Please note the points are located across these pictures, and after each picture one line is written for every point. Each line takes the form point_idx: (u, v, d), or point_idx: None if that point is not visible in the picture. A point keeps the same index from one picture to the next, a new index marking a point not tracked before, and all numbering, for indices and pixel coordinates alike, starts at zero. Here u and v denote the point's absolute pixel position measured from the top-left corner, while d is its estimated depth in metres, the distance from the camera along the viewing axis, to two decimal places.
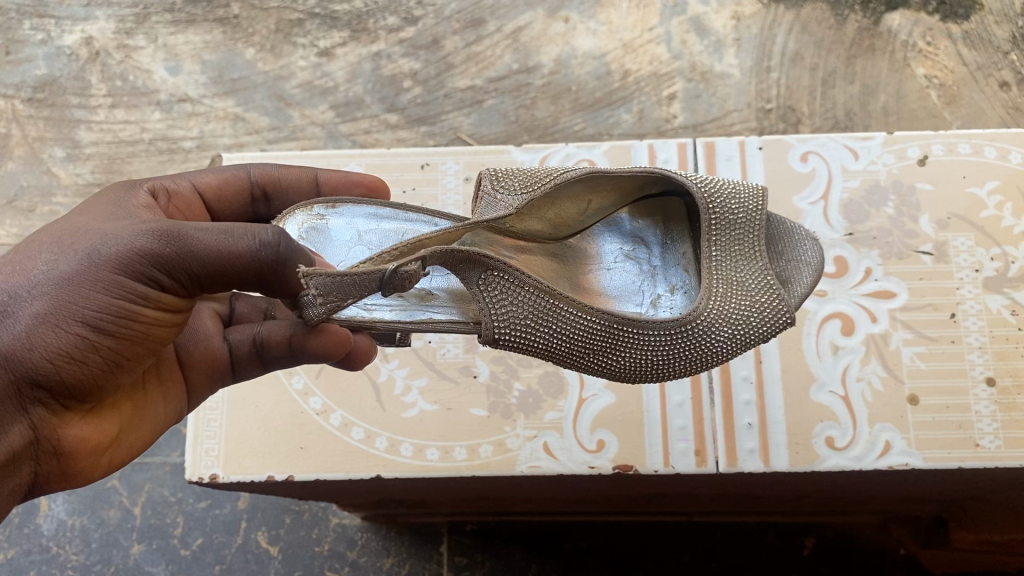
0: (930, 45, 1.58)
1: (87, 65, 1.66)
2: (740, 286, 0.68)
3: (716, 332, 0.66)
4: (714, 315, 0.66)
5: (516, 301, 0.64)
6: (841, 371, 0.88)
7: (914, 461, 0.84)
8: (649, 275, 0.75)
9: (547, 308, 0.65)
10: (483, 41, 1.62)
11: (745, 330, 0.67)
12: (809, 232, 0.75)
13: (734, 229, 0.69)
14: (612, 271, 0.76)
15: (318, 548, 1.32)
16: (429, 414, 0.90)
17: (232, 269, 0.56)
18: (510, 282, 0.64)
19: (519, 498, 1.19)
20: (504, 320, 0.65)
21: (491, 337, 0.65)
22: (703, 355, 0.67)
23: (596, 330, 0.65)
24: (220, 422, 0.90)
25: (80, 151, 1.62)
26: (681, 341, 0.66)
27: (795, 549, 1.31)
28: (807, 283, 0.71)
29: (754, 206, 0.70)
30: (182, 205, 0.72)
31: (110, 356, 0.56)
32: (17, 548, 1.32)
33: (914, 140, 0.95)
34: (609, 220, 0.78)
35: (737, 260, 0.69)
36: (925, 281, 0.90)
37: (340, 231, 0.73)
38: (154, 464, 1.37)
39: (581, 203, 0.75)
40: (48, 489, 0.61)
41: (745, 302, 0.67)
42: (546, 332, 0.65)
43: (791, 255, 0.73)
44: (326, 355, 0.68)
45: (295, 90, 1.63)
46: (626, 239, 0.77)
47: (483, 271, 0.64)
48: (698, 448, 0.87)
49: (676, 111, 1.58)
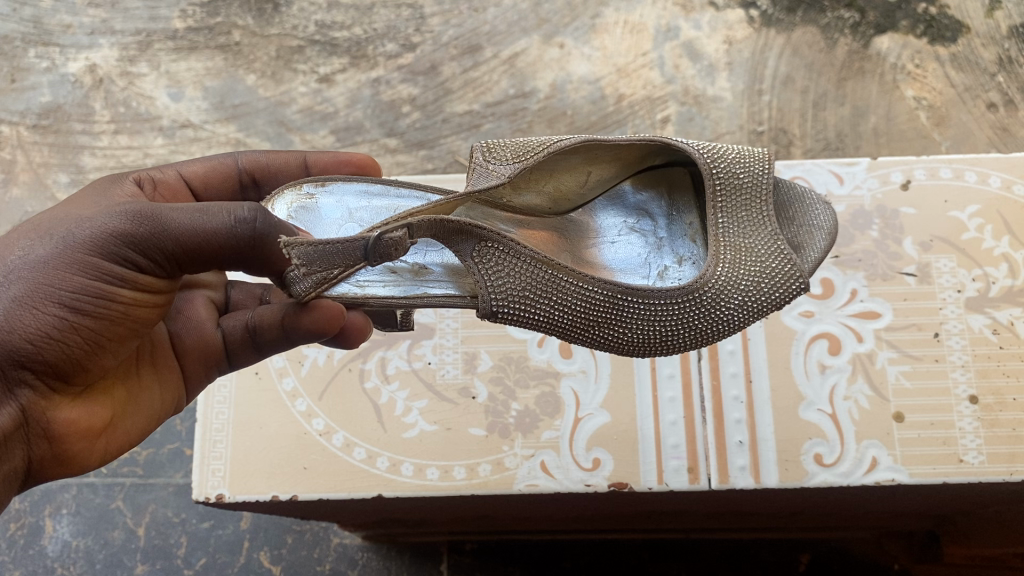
0: (918, 68, 1.62)
1: (90, 93, 1.70)
2: (748, 252, 0.70)
3: (725, 299, 0.69)
4: (722, 283, 0.69)
5: (513, 272, 0.67)
6: (829, 389, 0.91)
7: (900, 477, 0.87)
8: (655, 247, 0.78)
9: (549, 279, 0.67)
10: (480, 66, 1.67)
11: (756, 294, 0.69)
12: (821, 196, 0.78)
13: (740, 195, 0.72)
14: (617, 244, 0.79)
15: (319, 568, 1.34)
16: (429, 434, 0.93)
17: (208, 246, 0.57)
18: (506, 252, 0.67)
19: (516, 516, 1.22)
20: (501, 293, 0.67)
21: (489, 310, 0.67)
22: (714, 323, 0.69)
23: (597, 300, 0.68)
24: (226, 443, 0.93)
25: (83, 176, 1.64)
26: (689, 309, 0.68)
27: (790, 565, 1.33)
28: (821, 248, 0.74)
29: (760, 170, 0.73)
30: (170, 193, 0.76)
31: (90, 337, 0.58)
32: (21, 569, 1.34)
33: (897, 165, 0.98)
34: (613, 193, 0.81)
35: (746, 226, 0.72)
36: (908, 302, 0.93)
37: (332, 211, 0.75)
38: (157, 485, 1.39)
39: (580, 175, 0.78)
40: (41, 476, 0.63)
41: (754, 268, 0.70)
42: (547, 303, 0.68)
43: (802, 220, 0.75)
44: (320, 334, 0.68)
45: (296, 116, 1.66)
46: (628, 213, 0.80)
47: (477, 241, 0.67)
48: (690, 466, 0.90)
49: (669, 134, 1.61)
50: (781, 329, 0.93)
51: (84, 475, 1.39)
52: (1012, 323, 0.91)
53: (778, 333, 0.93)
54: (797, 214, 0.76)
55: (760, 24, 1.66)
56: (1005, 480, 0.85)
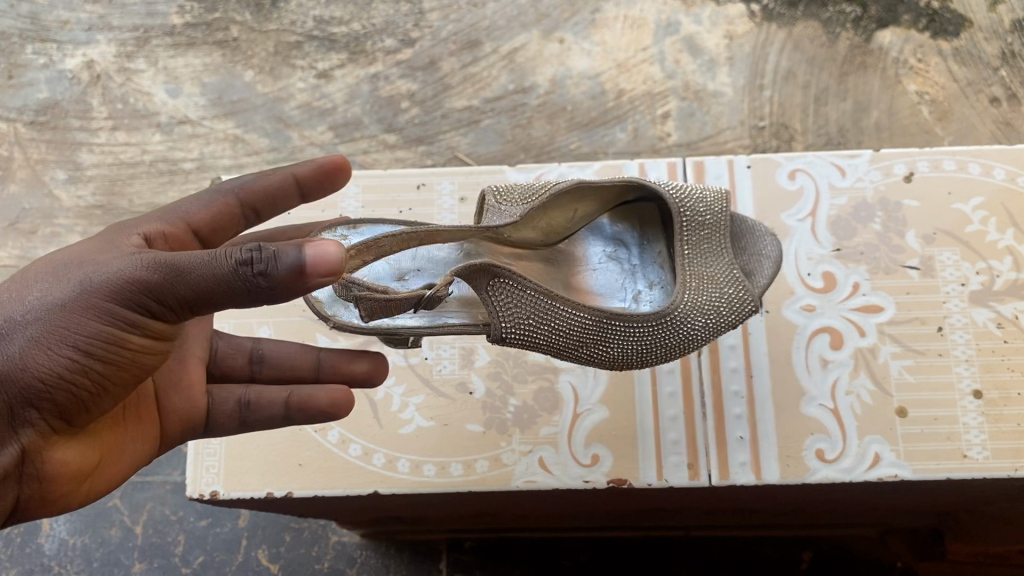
0: (921, 62, 1.61)
1: (88, 89, 1.68)
2: (711, 280, 0.74)
3: (692, 322, 0.72)
4: (690, 306, 0.72)
5: (518, 300, 0.70)
6: (830, 384, 0.89)
7: (903, 473, 0.86)
8: (629, 274, 0.80)
9: (548, 307, 0.71)
10: (479, 62, 1.65)
11: (719, 317, 0.73)
12: (768, 228, 0.83)
13: (702, 230, 0.76)
14: (598, 270, 0.81)
15: (318, 566, 1.33)
16: (426, 430, 0.92)
17: (215, 294, 0.52)
18: (515, 286, 0.69)
19: (516, 514, 1.21)
20: (501, 317, 0.70)
21: (499, 336, 0.71)
22: (681, 340, 0.73)
23: (587, 324, 0.71)
24: (221, 439, 0.92)
25: (81, 173, 1.63)
26: (661, 330, 0.72)
27: (793, 563, 1.32)
28: (768, 274, 0.79)
29: (720, 208, 0.77)
30: (179, 244, 0.69)
31: (97, 381, 0.56)
32: (18, 568, 1.33)
33: (899, 157, 0.96)
34: (591, 224, 0.83)
35: (706, 256, 0.75)
36: (911, 296, 0.92)
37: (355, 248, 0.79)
38: (154, 483, 1.37)
39: (568, 212, 0.79)
40: (25, 515, 0.61)
41: (718, 295, 0.74)
42: (550, 326, 0.71)
43: (751, 250, 0.80)
44: (335, 416, 0.77)
45: (294, 111, 1.65)
46: (611, 240, 0.82)
47: (492, 276, 0.69)
48: (690, 462, 0.88)
49: (669, 129, 1.60)
50: (782, 324, 0.92)
51: None
52: (1016, 316, 0.90)
53: (779, 327, 0.91)
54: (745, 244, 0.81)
55: (761, 18, 1.65)
56: (1010, 476, 0.84)
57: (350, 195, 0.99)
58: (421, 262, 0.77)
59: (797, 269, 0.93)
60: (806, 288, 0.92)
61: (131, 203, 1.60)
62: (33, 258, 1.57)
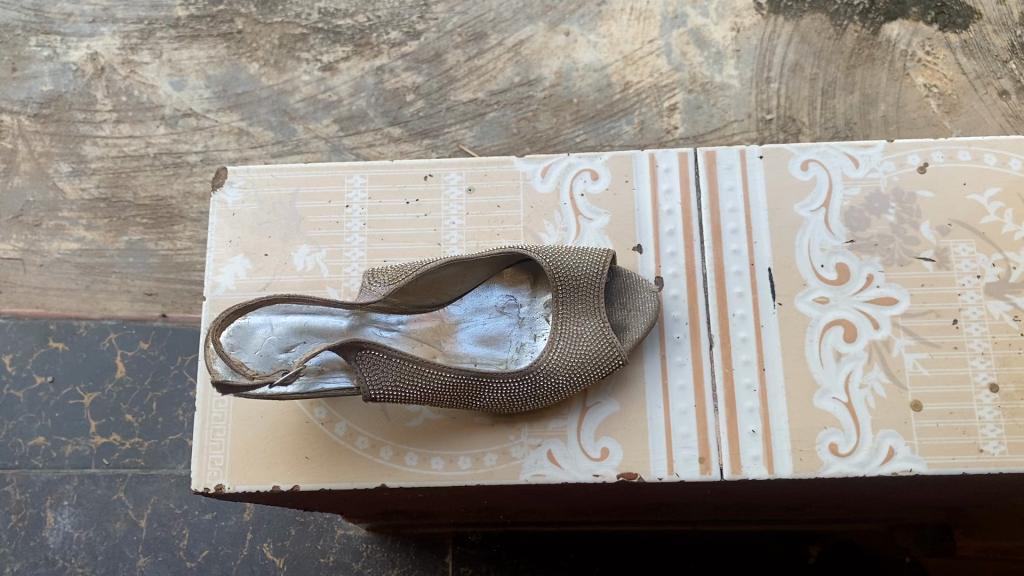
0: (929, 55, 1.59)
1: (92, 81, 1.65)
2: (579, 337, 0.86)
3: (555, 377, 0.85)
4: (553, 364, 0.85)
5: (387, 370, 0.83)
6: (844, 378, 0.88)
7: (917, 467, 0.85)
8: (514, 327, 0.90)
9: (412, 371, 0.83)
10: (485, 54, 1.64)
11: (581, 371, 0.85)
12: (649, 284, 0.90)
13: (577, 290, 0.86)
14: (486, 326, 0.91)
15: (323, 560, 1.32)
16: (434, 422, 0.90)
17: None
18: (382, 356, 0.82)
19: (522, 508, 1.20)
20: (376, 383, 0.83)
21: (370, 395, 0.83)
22: (546, 393, 0.86)
23: (455, 381, 0.83)
24: (226, 432, 0.91)
25: (85, 166, 1.60)
26: (526, 384, 0.84)
27: (799, 557, 1.32)
28: (640, 330, 0.87)
29: (595, 270, 0.87)
30: None
31: None
32: (23, 561, 1.33)
33: (914, 147, 0.95)
34: (480, 289, 0.92)
35: (580, 316, 0.86)
36: (927, 288, 0.90)
37: (259, 328, 0.86)
38: (160, 476, 1.37)
39: (457, 279, 0.89)
40: None
41: (584, 352, 0.85)
42: (416, 387, 0.83)
43: (628, 306, 0.89)
44: None
45: (299, 104, 1.63)
46: (496, 300, 0.92)
47: (359, 349, 0.81)
48: (701, 456, 0.87)
49: (676, 122, 1.59)
50: (795, 315, 0.90)
51: (86, 466, 1.38)
52: None
53: (792, 319, 0.90)
54: (623, 302, 0.89)
55: (768, 11, 1.63)
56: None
57: (358, 185, 0.98)
58: (308, 337, 0.87)
59: (810, 260, 0.92)
60: (819, 279, 0.91)
61: (135, 196, 1.58)
62: (38, 251, 1.55)
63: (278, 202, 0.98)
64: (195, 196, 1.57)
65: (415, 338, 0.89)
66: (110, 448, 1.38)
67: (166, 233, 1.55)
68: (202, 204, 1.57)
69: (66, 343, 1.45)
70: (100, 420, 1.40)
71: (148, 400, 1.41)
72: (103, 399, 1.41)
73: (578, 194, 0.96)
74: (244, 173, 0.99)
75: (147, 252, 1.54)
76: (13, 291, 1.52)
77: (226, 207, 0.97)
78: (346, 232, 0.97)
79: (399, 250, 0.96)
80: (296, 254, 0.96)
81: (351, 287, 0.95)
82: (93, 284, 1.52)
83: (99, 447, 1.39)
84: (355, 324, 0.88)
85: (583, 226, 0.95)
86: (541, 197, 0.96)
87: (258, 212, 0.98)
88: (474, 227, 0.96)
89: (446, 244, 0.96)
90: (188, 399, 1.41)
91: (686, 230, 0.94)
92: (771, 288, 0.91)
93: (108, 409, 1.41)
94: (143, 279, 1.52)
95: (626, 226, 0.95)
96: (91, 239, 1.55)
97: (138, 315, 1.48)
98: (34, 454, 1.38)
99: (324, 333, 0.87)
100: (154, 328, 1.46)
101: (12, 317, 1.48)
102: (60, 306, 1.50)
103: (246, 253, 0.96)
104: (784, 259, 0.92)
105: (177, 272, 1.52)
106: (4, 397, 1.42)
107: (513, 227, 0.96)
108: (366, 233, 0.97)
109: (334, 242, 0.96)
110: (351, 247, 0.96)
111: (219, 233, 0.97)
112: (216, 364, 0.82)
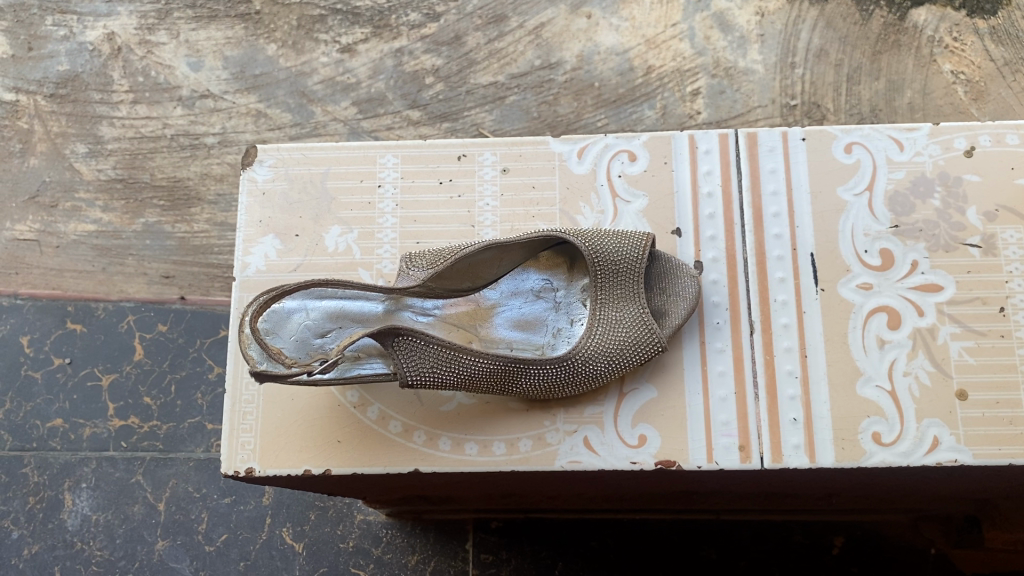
0: (957, 41, 1.56)
1: (109, 61, 1.61)
2: (618, 323, 0.84)
3: (594, 364, 0.83)
4: (592, 351, 0.83)
5: (424, 355, 0.81)
6: (888, 365, 0.86)
7: (963, 457, 0.83)
8: (551, 312, 0.89)
9: (448, 357, 0.81)
10: (506, 37, 1.61)
11: (620, 357, 0.83)
12: (690, 270, 0.88)
13: (617, 275, 0.85)
14: (522, 310, 0.89)
15: (342, 545, 1.31)
16: (468, 407, 0.89)
17: None
18: (418, 341, 0.80)
19: (545, 495, 1.18)
20: (412, 368, 0.82)
21: (406, 380, 0.82)
22: (584, 380, 0.84)
23: (492, 367, 0.82)
24: (255, 415, 0.90)
25: (102, 147, 1.57)
26: (565, 371, 0.83)
27: (823, 548, 1.30)
28: (680, 316, 0.86)
29: (635, 254, 0.85)
30: None
31: None
32: (41, 543, 1.32)
33: (961, 130, 0.93)
34: (516, 273, 0.90)
35: (619, 302, 0.85)
36: (972, 274, 0.88)
37: (294, 313, 0.85)
38: (178, 460, 1.36)
39: (494, 262, 0.87)
40: None
41: (623, 338, 0.83)
42: (453, 372, 0.82)
43: (669, 292, 0.87)
44: None
45: (317, 86, 1.60)
46: (532, 284, 0.90)
47: (395, 335, 0.80)
48: (741, 444, 0.85)
49: (699, 107, 1.56)
50: (838, 302, 0.88)
51: (104, 449, 1.36)
52: None
53: (835, 305, 0.88)
54: (663, 288, 0.87)
55: None
56: None
57: (390, 165, 0.97)
58: (343, 322, 0.85)
59: (853, 245, 0.90)
60: (863, 265, 0.89)
61: (152, 177, 1.54)
62: (54, 232, 1.52)
63: (308, 181, 0.96)
64: (213, 178, 1.54)
65: (451, 321, 0.88)
66: (129, 431, 1.37)
67: (183, 215, 1.52)
68: (219, 186, 1.54)
69: (84, 325, 1.43)
70: (118, 403, 1.39)
71: (166, 383, 1.39)
72: (121, 381, 1.40)
73: (616, 176, 0.94)
74: (275, 152, 0.97)
75: (164, 234, 1.51)
76: (29, 272, 1.49)
77: (256, 186, 0.96)
78: (378, 213, 0.95)
79: (432, 232, 0.94)
80: (327, 235, 0.94)
81: (383, 269, 0.93)
82: (110, 266, 1.49)
83: (117, 430, 1.37)
84: (391, 309, 0.87)
85: (620, 209, 0.93)
86: (578, 179, 0.95)
87: (289, 192, 0.96)
88: (508, 209, 0.94)
89: (480, 226, 0.94)
90: (207, 382, 1.39)
91: (727, 213, 0.92)
92: (814, 273, 0.89)
93: (125, 392, 1.39)
94: (160, 261, 1.49)
95: (664, 209, 0.93)
96: (108, 221, 1.52)
97: (156, 297, 1.46)
98: (52, 436, 1.37)
99: (360, 318, 0.86)
100: (172, 310, 1.44)
101: (29, 298, 1.46)
102: (77, 287, 1.48)
103: (276, 233, 0.95)
104: (826, 244, 0.90)
105: (194, 254, 1.50)
106: (22, 379, 1.41)
107: (549, 209, 0.94)
108: (398, 214, 0.95)
109: (366, 223, 0.95)
110: (383, 228, 0.95)
111: (248, 212, 0.95)
112: (251, 349, 0.82)
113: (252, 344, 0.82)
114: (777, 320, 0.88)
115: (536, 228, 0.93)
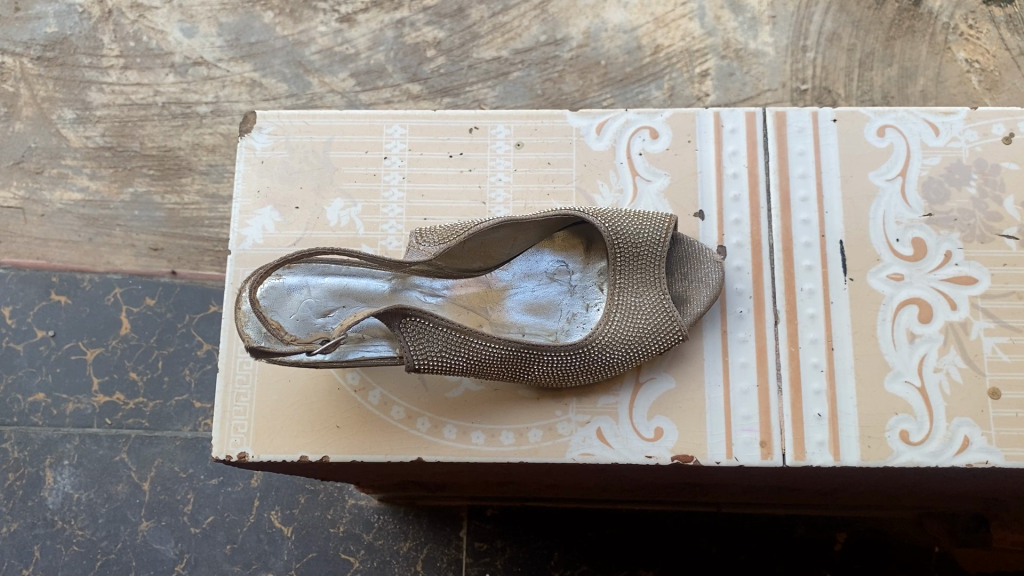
0: (972, 29, 1.46)
1: (99, 25, 1.54)
2: (638, 310, 0.79)
3: (611, 352, 0.79)
4: (609, 338, 0.78)
5: (432, 339, 0.76)
6: (917, 360, 0.82)
7: (994, 459, 0.79)
8: (567, 294, 0.84)
9: (457, 340, 0.76)
10: (510, 11, 1.52)
11: (638, 345, 0.79)
12: (714, 255, 0.84)
13: (638, 259, 0.80)
14: (535, 293, 0.84)
15: (332, 530, 1.26)
16: (475, 393, 0.84)
17: None
18: (426, 324, 0.76)
19: (542, 484, 1.12)
20: (420, 352, 0.77)
21: (413, 365, 0.78)
22: (600, 368, 0.79)
23: (503, 353, 0.77)
24: (250, 397, 0.85)
25: (90, 113, 1.50)
26: (580, 359, 0.78)
27: (826, 545, 1.24)
28: (702, 303, 0.81)
29: (658, 237, 0.80)
30: None
31: None
32: (20, 521, 1.27)
33: (1000, 115, 0.88)
34: (529, 253, 0.86)
35: (639, 287, 0.80)
36: (1008, 268, 0.84)
37: (294, 291, 0.80)
38: (164, 438, 1.31)
39: (508, 242, 0.82)
40: None
41: (642, 326, 0.79)
42: (462, 357, 0.77)
43: (691, 277, 0.82)
44: None
45: (315, 56, 1.51)
46: (546, 266, 0.85)
47: (403, 317, 0.75)
48: (763, 440, 0.81)
49: (708, 89, 1.47)
50: (867, 293, 0.84)
51: (88, 425, 1.31)
52: None
53: (863, 296, 0.84)
54: (686, 273, 0.83)
55: None
56: None
57: (397, 136, 0.92)
58: (346, 300, 0.80)
59: (885, 234, 0.86)
60: (894, 255, 0.85)
61: (142, 146, 1.48)
62: (39, 200, 1.46)
63: (310, 150, 0.91)
64: (204, 148, 1.47)
65: (460, 303, 0.84)
66: (114, 408, 1.32)
67: (173, 185, 1.46)
68: (211, 157, 1.47)
69: (69, 297, 1.37)
70: (103, 377, 1.33)
71: (153, 358, 1.34)
72: (107, 355, 1.34)
73: (636, 153, 0.90)
74: (275, 119, 0.92)
75: (153, 205, 1.45)
76: (13, 240, 1.43)
77: (254, 154, 0.91)
78: (384, 186, 0.90)
79: (440, 208, 0.90)
80: (329, 208, 0.90)
81: (389, 246, 0.89)
82: (96, 236, 1.43)
83: (102, 406, 1.32)
84: (397, 289, 0.82)
85: (640, 188, 0.89)
86: (595, 156, 0.90)
87: (289, 161, 0.91)
88: (522, 185, 0.90)
89: (491, 203, 0.90)
90: (195, 359, 1.34)
91: (753, 197, 0.87)
92: (843, 262, 0.85)
93: (110, 366, 1.34)
94: (148, 233, 1.43)
95: (687, 189, 0.88)
96: (95, 189, 1.46)
97: (143, 270, 1.39)
98: (34, 411, 1.32)
99: (364, 298, 0.81)
100: (161, 284, 1.39)
101: (12, 267, 1.39)
102: (62, 258, 1.41)
103: (275, 205, 0.90)
104: (856, 231, 0.86)
105: (184, 227, 1.43)
106: (3, 350, 1.35)
107: (565, 186, 0.89)
108: (405, 187, 0.90)
109: (370, 196, 0.90)
110: (388, 202, 0.90)
111: (246, 182, 0.90)
112: (248, 327, 0.77)
113: (249, 321, 0.77)
114: (803, 311, 0.84)
115: (552, 206, 0.89)
